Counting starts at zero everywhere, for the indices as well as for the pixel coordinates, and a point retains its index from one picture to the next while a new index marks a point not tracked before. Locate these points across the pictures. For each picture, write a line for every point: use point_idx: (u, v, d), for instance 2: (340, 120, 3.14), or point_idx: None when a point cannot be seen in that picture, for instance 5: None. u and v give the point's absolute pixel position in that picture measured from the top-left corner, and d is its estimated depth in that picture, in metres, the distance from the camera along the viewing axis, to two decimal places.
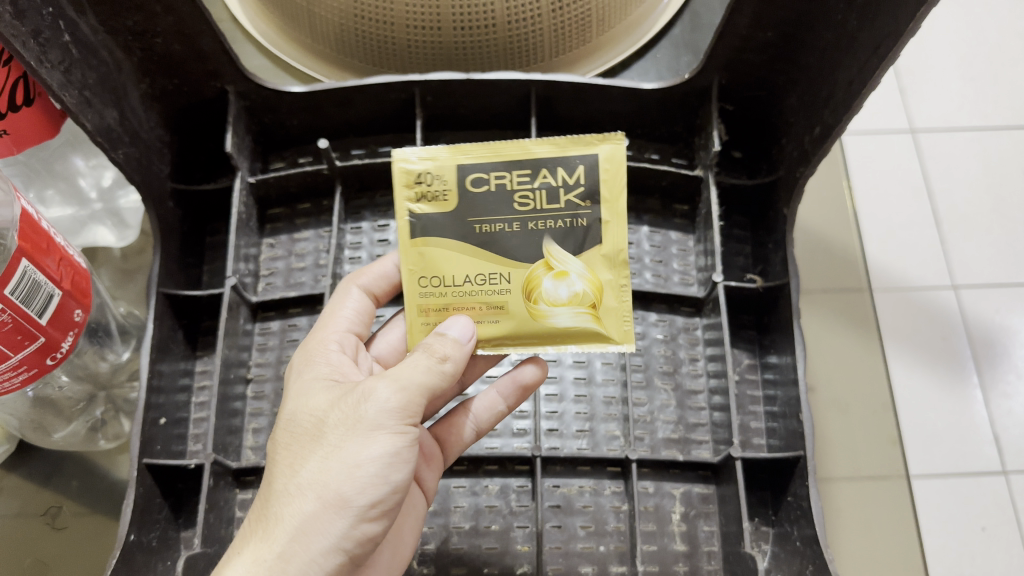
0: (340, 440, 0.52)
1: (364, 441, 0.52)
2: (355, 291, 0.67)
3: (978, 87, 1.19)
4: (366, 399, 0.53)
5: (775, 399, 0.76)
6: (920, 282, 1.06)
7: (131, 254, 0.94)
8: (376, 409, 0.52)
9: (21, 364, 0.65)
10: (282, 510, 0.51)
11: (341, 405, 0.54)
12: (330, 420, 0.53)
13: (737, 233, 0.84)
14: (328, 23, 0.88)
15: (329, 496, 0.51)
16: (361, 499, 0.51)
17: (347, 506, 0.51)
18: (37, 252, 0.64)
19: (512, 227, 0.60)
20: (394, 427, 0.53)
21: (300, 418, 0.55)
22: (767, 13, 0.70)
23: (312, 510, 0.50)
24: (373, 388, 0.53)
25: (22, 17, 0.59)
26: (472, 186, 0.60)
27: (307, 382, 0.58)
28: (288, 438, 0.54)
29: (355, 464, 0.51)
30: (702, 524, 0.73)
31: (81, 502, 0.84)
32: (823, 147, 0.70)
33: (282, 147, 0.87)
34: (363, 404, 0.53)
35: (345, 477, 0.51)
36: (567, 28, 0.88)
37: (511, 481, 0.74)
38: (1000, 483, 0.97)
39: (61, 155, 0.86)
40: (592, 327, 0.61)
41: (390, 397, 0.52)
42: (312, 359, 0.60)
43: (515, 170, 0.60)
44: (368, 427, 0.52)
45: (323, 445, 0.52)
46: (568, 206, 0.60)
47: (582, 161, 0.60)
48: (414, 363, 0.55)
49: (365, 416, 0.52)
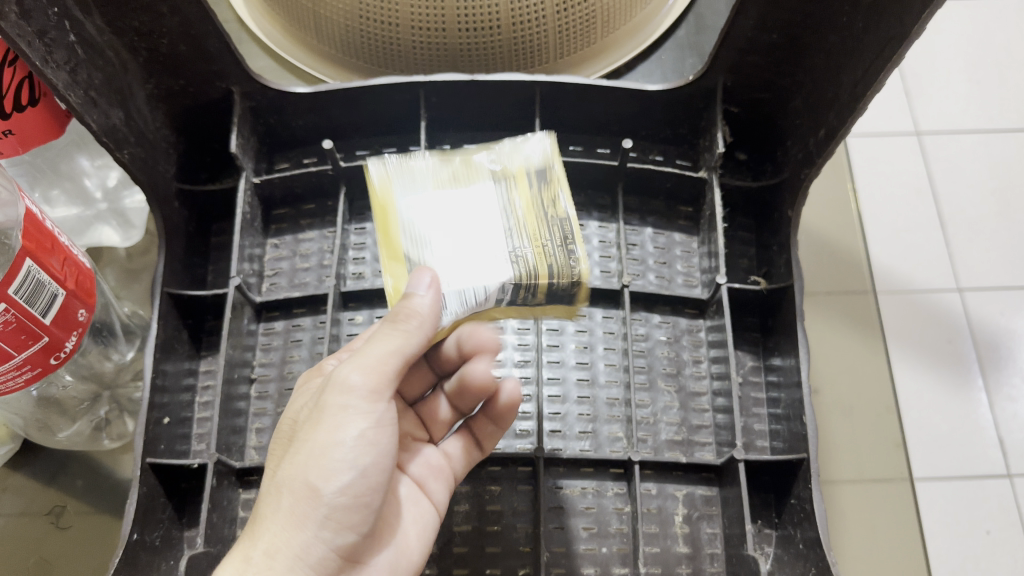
0: (307, 432, 0.53)
1: (328, 426, 0.52)
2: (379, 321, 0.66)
3: (984, 89, 1.18)
4: (330, 388, 0.53)
5: (779, 401, 0.76)
6: (925, 285, 1.06)
7: (137, 254, 0.94)
8: (338, 393, 0.53)
9: (25, 364, 0.65)
10: (261, 510, 0.52)
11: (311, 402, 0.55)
12: (302, 418, 0.55)
13: (741, 235, 0.84)
14: (333, 24, 0.88)
15: (299, 488, 0.51)
16: (330, 486, 0.52)
17: (318, 496, 0.51)
18: (41, 252, 0.64)
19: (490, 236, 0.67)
20: (358, 405, 0.53)
21: (285, 426, 0.58)
22: (771, 15, 0.70)
23: (286, 505, 0.51)
24: (336, 376, 0.54)
25: (28, 17, 0.59)
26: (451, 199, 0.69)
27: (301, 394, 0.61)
28: (276, 445, 0.57)
29: (321, 454, 0.52)
30: (705, 527, 0.73)
31: (85, 501, 0.84)
32: (827, 149, 0.70)
33: (286, 148, 0.87)
34: (327, 393, 0.53)
35: (313, 465, 0.52)
36: (572, 29, 0.87)
37: (514, 482, 0.74)
38: (1004, 487, 0.96)
39: (66, 155, 0.87)
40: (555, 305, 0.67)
41: (351, 379, 0.53)
42: (312, 377, 0.63)
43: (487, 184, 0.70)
44: (332, 413, 0.53)
45: (295, 442, 0.53)
46: (536, 215, 0.69)
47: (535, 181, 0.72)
48: (379, 335, 0.54)
49: (330, 403, 0.53)
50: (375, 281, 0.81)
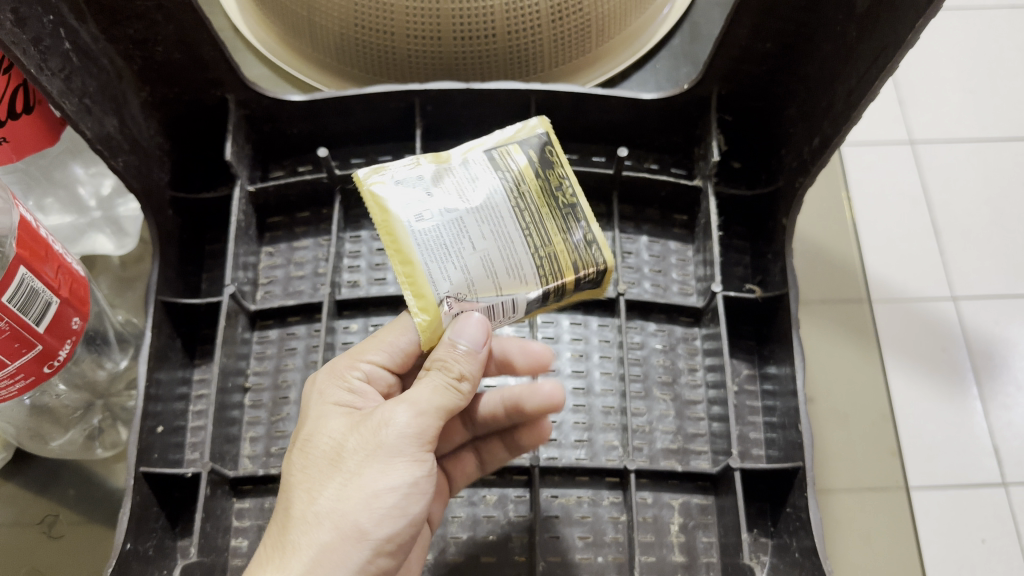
0: (358, 467, 0.52)
1: (382, 469, 0.52)
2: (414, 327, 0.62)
3: (977, 98, 1.19)
4: (385, 423, 0.53)
5: (774, 410, 0.76)
6: (919, 293, 1.06)
7: (130, 262, 0.94)
8: (396, 434, 0.53)
9: (18, 372, 0.65)
10: (300, 539, 0.51)
11: (359, 430, 0.54)
12: (349, 446, 0.54)
13: (736, 243, 0.84)
14: (328, 33, 0.88)
15: (346, 529, 0.51)
16: (378, 531, 0.52)
17: (365, 538, 0.51)
18: (35, 260, 0.64)
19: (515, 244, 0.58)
20: (413, 455, 0.53)
21: (317, 442, 0.55)
22: (765, 24, 0.70)
23: (328, 541, 0.51)
24: (392, 412, 0.53)
25: (23, 25, 0.59)
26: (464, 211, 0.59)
27: (327, 405, 0.58)
28: (306, 461, 0.55)
29: (373, 495, 0.52)
30: (701, 536, 0.73)
31: (77, 511, 0.83)
32: (821, 157, 0.71)
33: (281, 156, 0.87)
34: (382, 430, 0.53)
35: (363, 507, 0.51)
36: (566, 39, 0.88)
37: (509, 491, 0.74)
38: (999, 495, 0.96)
39: (60, 163, 0.86)
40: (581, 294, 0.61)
41: (409, 422, 0.53)
42: (331, 385, 0.60)
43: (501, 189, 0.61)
44: (387, 453, 0.52)
45: (341, 472, 0.53)
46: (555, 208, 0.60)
47: (534, 156, 0.61)
48: (434, 382, 0.54)
49: (386, 443, 0.53)
50: (370, 290, 0.81)
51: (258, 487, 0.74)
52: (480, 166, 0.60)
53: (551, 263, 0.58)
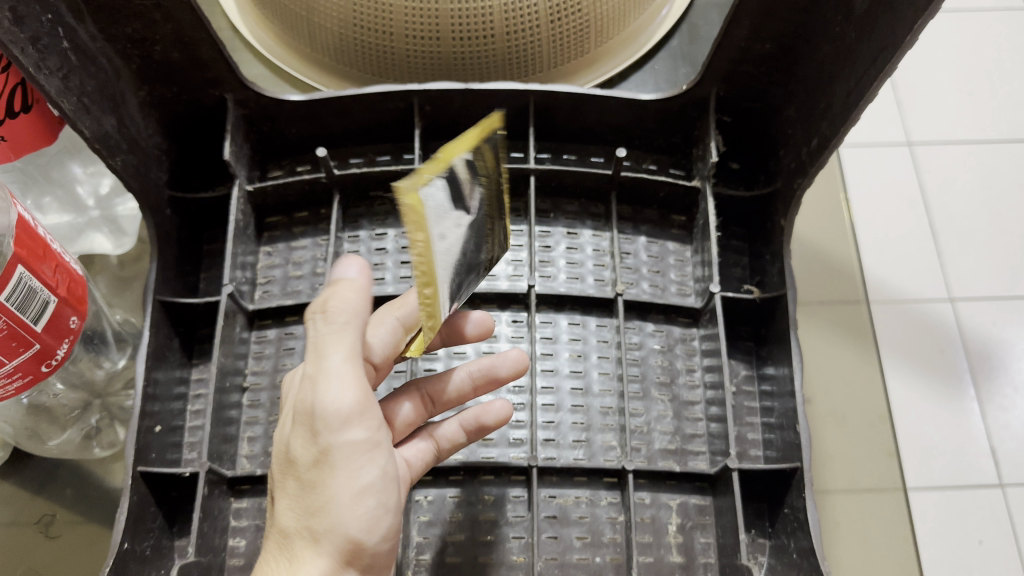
0: (320, 477, 0.51)
1: (346, 470, 0.52)
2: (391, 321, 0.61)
3: (975, 100, 1.19)
4: (316, 425, 0.51)
5: (773, 410, 0.76)
6: (917, 294, 1.06)
7: (128, 261, 0.94)
8: (338, 433, 0.51)
9: (16, 371, 0.65)
10: (294, 558, 0.52)
11: (302, 442, 0.52)
12: (302, 461, 0.52)
13: (735, 243, 0.85)
14: (327, 33, 0.88)
15: (340, 534, 0.52)
16: (372, 523, 0.53)
17: (362, 534, 0.53)
18: (32, 259, 0.64)
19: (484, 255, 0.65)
20: (362, 440, 0.52)
21: (281, 460, 0.54)
22: (764, 25, 0.70)
23: (330, 550, 0.52)
24: (319, 414, 0.50)
25: (21, 24, 0.59)
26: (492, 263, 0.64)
27: (282, 415, 0.57)
28: (278, 479, 0.54)
29: (352, 494, 0.52)
30: (699, 536, 0.73)
31: (75, 510, 0.83)
32: (820, 158, 0.71)
33: (280, 155, 0.86)
34: (322, 433, 0.51)
35: (348, 512, 0.52)
36: (565, 39, 0.88)
37: (507, 491, 0.74)
38: (997, 496, 0.97)
39: (58, 162, 0.86)
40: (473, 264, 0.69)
41: (341, 412, 0.50)
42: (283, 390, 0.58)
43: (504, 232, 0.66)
44: (340, 453, 0.51)
45: (307, 485, 0.52)
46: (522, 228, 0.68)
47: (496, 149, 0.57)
48: (336, 350, 0.51)
49: (333, 446, 0.51)
50: (368, 290, 0.81)
51: (256, 487, 0.74)
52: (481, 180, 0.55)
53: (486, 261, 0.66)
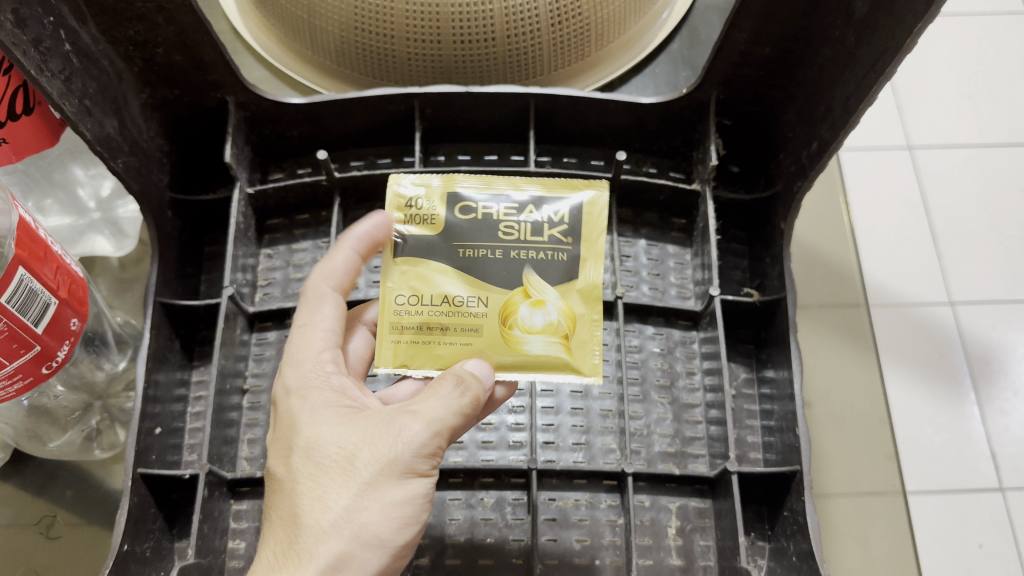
0: (374, 480, 0.52)
1: (398, 483, 0.52)
2: (327, 293, 0.62)
3: (975, 104, 1.19)
4: (401, 437, 0.52)
5: (772, 413, 0.76)
6: (917, 298, 1.06)
7: (130, 263, 0.94)
8: (410, 448, 0.52)
9: (17, 373, 0.65)
10: (315, 550, 0.50)
11: (370, 441, 0.53)
12: (361, 456, 0.52)
13: (735, 247, 0.85)
14: (328, 36, 0.88)
15: (366, 539, 0.51)
16: (397, 541, 0.52)
17: (383, 547, 0.52)
18: (34, 260, 0.64)
19: (458, 249, 0.61)
20: (425, 468, 0.53)
21: (323, 449, 0.53)
22: (764, 28, 0.70)
23: (348, 550, 0.50)
24: (409, 426, 0.53)
25: (23, 26, 0.59)
26: (536, 355, 0.60)
27: (319, 405, 0.56)
28: (313, 469, 0.53)
29: (391, 507, 0.52)
30: (698, 539, 0.73)
31: (75, 512, 0.83)
32: (821, 162, 0.71)
33: (281, 158, 0.87)
34: (396, 443, 0.52)
35: (381, 520, 0.52)
36: (565, 43, 0.88)
37: (506, 493, 0.74)
38: (996, 500, 0.97)
39: (60, 164, 0.87)
40: (395, 212, 0.63)
41: (427, 436, 0.53)
42: (316, 380, 0.57)
43: (544, 299, 0.61)
44: (402, 467, 0.52)
45: (355, 483, 0.52)
46: (516, 220, 0.62)
47: (564, 201, 0.63)
48: (441, 395, 0.54)
49: (401, 456, 0.52)
50: (369, 292, 0.81)
51: (256, 489, 0.74)
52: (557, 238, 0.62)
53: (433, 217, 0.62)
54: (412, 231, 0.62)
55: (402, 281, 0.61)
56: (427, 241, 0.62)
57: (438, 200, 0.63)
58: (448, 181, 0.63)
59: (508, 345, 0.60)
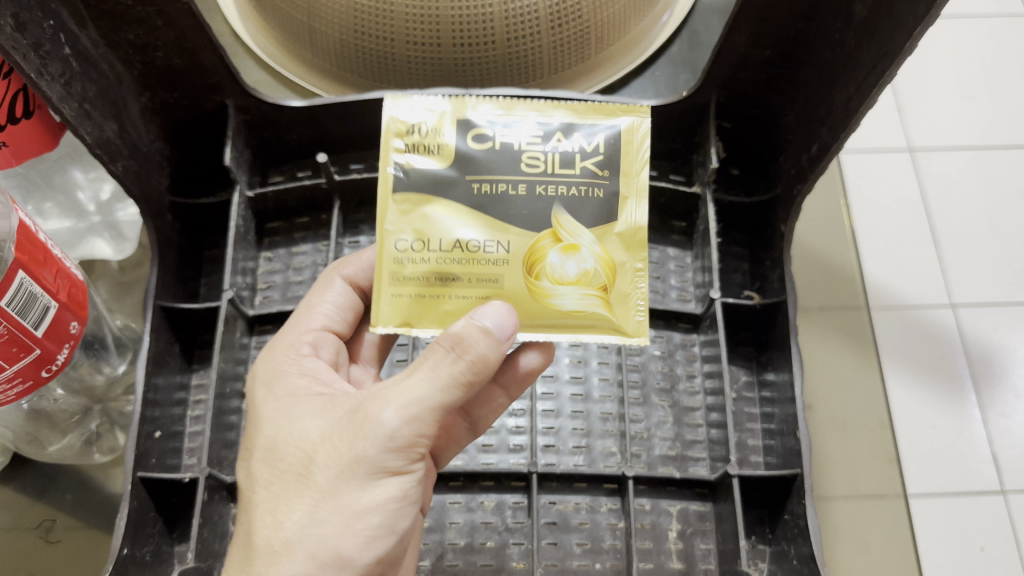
0: (333, 487, 0.50)
1: (363, 489, 0.50)
2: (337, 282, 0.66)
3: (976, 106, 1.19)
4: (364, 434, 0.49)
5: (773, 416, 0.76)
6: (917, 300, 1.06)
7: (129, 267, 0.94)
8: (374, 448, 0.49)
9: (16, 376, 0.65)
10: (270, 570, 0.49)
11: (331, 441, 0.51)
12: (319, 461, 0.50)
13: (735, 250, 0.84)
14: (328, 39, 0.88)
15: (326, 556, 0.49)
16: (364, 552, 0.50)
17: (348, 563, 0.50)
18: (34, 264, 0.64)
19: (472, 184, 0.55)
20: (395, 468, 0.50)
21: (285, 450, 0.52)
22: (764, 31, 0.71)
23: (306, 567, 0.49)
24: (374, 420, 0.49)
25: (23, 30, 0.59)
26: (570, 310, 0.55)
27: (286, 400, 0.56)
28: (271, 476, 0.52)
29: (356, 515, 0.50)
30: (699, 542, 0.73)
31: (75, 516, 0.83)
32: (821, 165, 0.71)
33: (281, 161, 0.87)
34: (360, 442, 0.49)
35: (343, 531, 0.50)
36: (566, 46, 0.88)
37: (506, 497, 0.73)
38: (998, 504, 0.96)
39: (60, 167, 0.86)
40: (397, 141, 0.56)
41: (395, 431, 0.49)
42: (284, 375, 0.58)
43: (577, 243, 0.55)
44: (365, 471, 0.50)
45: (314, 491, 0.50)
46: (541, 149, 0.56)
47: (598, 130, 0.57)
48: (417, 380, 0.50)
49: (364, 458, 0.49)
50: None
51: None
52: (589, 167, 0.56)
53: (441, 146, 0.56)
54: (415, 164, 0.56)
55: (405, 224, 0.55)
56: (436, 173, 0.56)
57: (446, 126, 0.56)
58: (459, 105, 0.57)
59: (538, 297, 0.55)
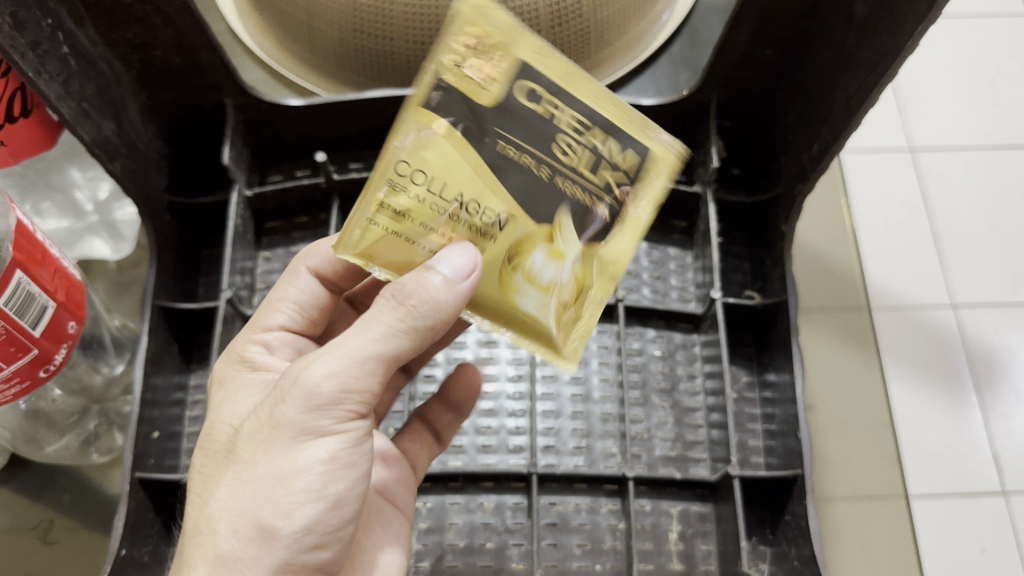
0: (255, 456, 0.49)
1: (287, 454, 0.49)
2: (302, 273, 0.65)
3: (976, 106, 1.19)
4: (284, 398, 0.49)
5: (774, 417, 0.75)
6: (918, 301, 1.06)
7: (127, 266, 0.94)
8: (293, 411, 0.48)
9: (14, 376, 0.65)
10: (198, 549, 0.48)
11: (257, 413, 0.50)
12: (245, 433, 0.50)
13: (736, 250, 0.84)
14: (328, 38, 0.88)
15: (250, 528, 0.48)
16: (289, 521, 0.48)
17: (274, 533, 0.48)
18: (31, 264, 0.64)
19: (499, 142, 0.49)
20: (319, 429, 0.49)
21: (222, 432, 0.53)
22: (765, 29, 0.71)
23: (229, 541, 0.48)
24: (295, 380, 0.49)
25: (21, 29, 0.58)
26: (526, 313, 0.54)
27: (233, 389, 0.57)
28: (207, 458, 0.52)
29: (281, 481, 0.48)
30: (700, 543, 0.72)
31: (73, 516, 0.83)
32: (822, 164, 0.70)
33: (279, 160, 0.86)
34: (280, 407, 0.49)
35: (267, 500, 0.48)
36: (567, 45, 0.87)
37: (506, 498, 0.73)
38: (999, 505, 0.96)
39: (58, 167, 0.86)
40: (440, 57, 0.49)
41: (315, 388, 0.48)
42: (234, 372, 0.59)
43: (565, 251, 0.52)
44: (286, 435, 0.49)
45: (238, 463, 0.50)
46: (577, 140, 0.51)
47: (635, 150, 0.52)
48: (346, 336, 0.49)
49: (284, 422, 0.48)
50: None
51: None
52: (607, 184, 0.52)
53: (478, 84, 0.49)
54: (460, 86, 0.49)
55: (415, 145, 0.49)
56: (471, 112, 0.49)
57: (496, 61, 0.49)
58: (524, 41, 0.49)
59: (505, 288, 0.53)
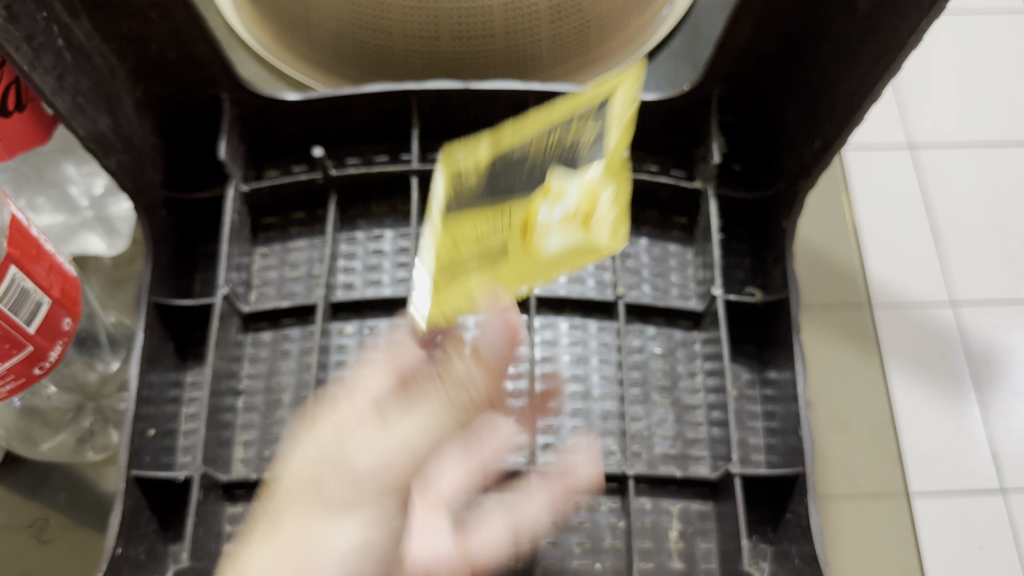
0: (305, 513, 0.53)
1: (338, 519, 0.53)
2: None
3: (977, 103, 1.18)
4: (354, 450, 0.55)
5: (775, 415, 0.75)
6: (918, 298, 1.05)
7: (122, 263, 0.92)
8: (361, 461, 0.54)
9: (8, 373, 0.64)
10: None
11: (315, 459, 0.56)
12: (302, 484, 0.55)
13: (737, 246, 0.83)
14: (324, 32, 0.87)
15: None
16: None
17: None
18: (26, 260, 0.63)
19: None
20: (376, 492, 0.54)
21: (278, 479, 0.58)
22: (767, 24, 0.70)
23: None
24: (362, 443, 0.55)
25: (16, 22, 0.58)
26: (555, 251, 0.56)
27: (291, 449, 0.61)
28: (264, 509, 0.57)
29: (328, 545, 0.52)
30: (700, 542, 0.72)
31: (68, 516, 0.82)
32: (824, 160, 0.70)
33: (274, 156, 0.85)
34: (342, 458, 0.54)
35: (306, 556, 0.52)
36: (567, 39, 0.87)
37: (505, 497, 0.72)
38: (999, 503, 0.95)
39: (52, 161, 0.86)
40: None
41: (380, 455, 0.55)
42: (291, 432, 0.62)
43: (562, 191, 0.58)
44: (342, 498, 0.54)
45: (291, 508, 0.54)
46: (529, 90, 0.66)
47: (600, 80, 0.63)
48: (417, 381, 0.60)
49: (350, 470, 0.54)
50: (365, 292, 0.80)
51: (252, 491, 0.73)
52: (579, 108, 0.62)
53: None
54: None
55: None
56: None
57: None
58: None
59: (530, 236, 0.59)
